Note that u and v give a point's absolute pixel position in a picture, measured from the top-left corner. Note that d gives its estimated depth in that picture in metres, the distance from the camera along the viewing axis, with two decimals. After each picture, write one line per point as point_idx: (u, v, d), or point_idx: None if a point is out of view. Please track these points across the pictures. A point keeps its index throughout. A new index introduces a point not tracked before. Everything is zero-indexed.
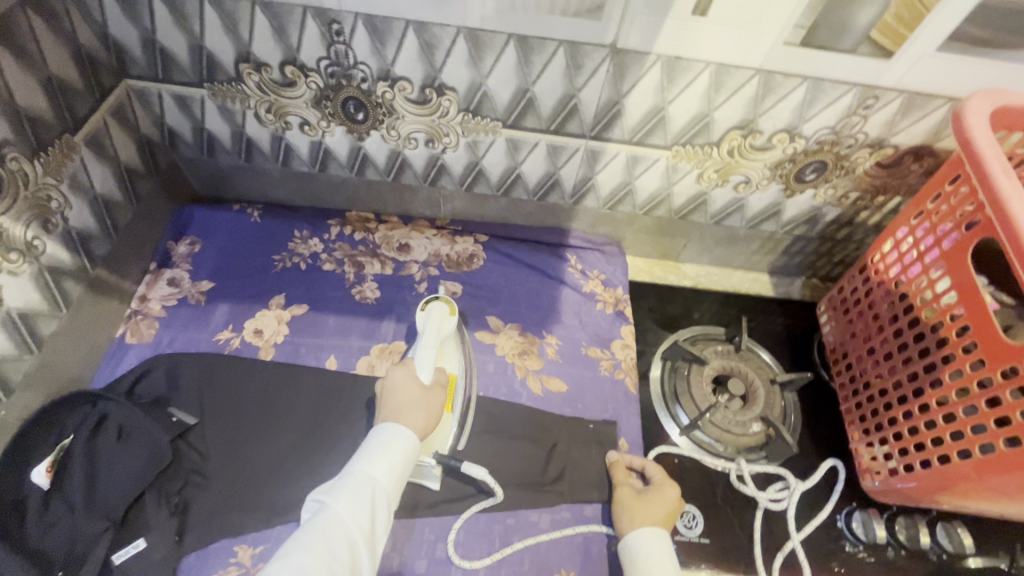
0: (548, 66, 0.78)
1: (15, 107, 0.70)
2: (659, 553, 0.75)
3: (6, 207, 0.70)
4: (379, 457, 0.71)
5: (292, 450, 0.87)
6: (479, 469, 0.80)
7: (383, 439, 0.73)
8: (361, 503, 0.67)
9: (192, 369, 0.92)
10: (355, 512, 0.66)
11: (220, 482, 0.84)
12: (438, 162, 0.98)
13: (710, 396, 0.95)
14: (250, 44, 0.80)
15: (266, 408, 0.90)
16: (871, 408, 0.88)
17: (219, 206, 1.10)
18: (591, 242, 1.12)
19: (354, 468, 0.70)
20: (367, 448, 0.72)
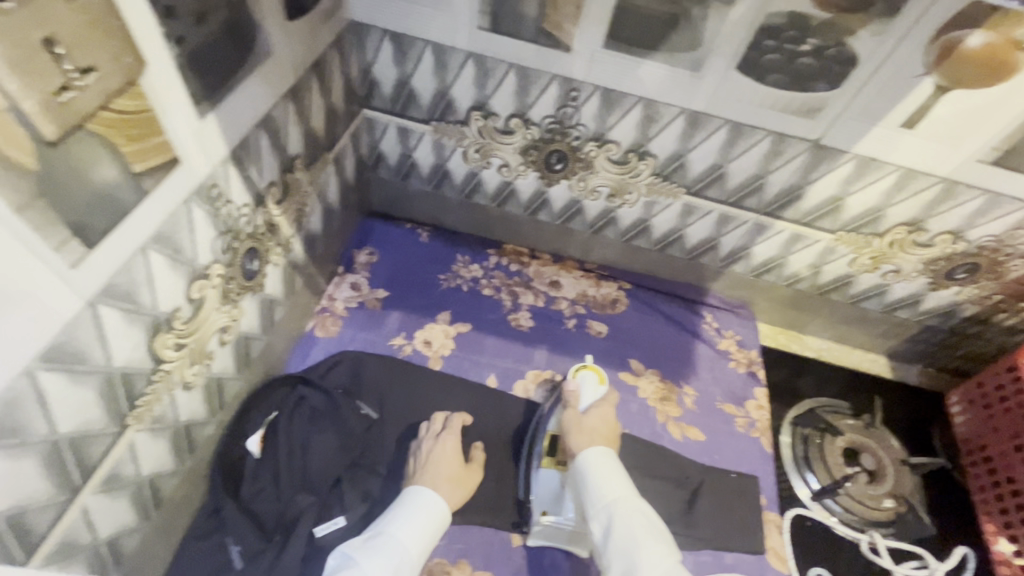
0: (750, 150, 0.88)
1: (309, 127, 0.82)
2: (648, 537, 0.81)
3: (285, 209, 0.82)
4: (610, 480, 0.77)
5: (460, 452, 0.96)
6: None
7: (597, 461, 0.79)
8: (641, 514, 0.74)
9: (374, 366, 1.02)
10: (644, 518, 0.73)
11: (396, 476, 0.92)
12: (610, 214, 1.09)
13: (842, 467, 1.01)
14: (490, 96, 0.92)
15: (436, 413, 0.99)
16: (1014, 503, 0.94)
17: (393, 223, 1.22)
18: (726, 303, 1.21)
19: (597, 489, 0.76)
20: (591, 476, 0.78)
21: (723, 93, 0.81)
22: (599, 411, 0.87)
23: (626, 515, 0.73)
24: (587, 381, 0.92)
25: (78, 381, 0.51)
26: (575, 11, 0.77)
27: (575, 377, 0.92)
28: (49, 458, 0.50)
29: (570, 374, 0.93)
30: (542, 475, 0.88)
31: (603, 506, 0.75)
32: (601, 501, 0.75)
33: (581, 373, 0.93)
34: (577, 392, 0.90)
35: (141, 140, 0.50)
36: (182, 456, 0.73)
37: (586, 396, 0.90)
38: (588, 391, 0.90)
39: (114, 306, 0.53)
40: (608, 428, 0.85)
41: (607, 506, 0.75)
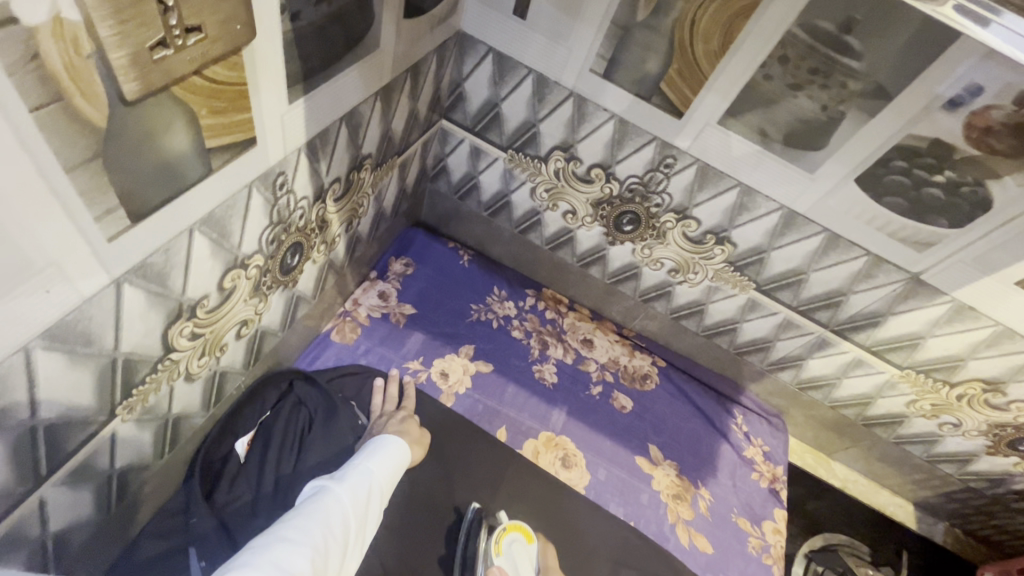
0: (839, 265, 0.82)
1: (387, 128, 0.76)
2: None
3: (341, 206, 0.76)
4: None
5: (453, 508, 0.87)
6: None
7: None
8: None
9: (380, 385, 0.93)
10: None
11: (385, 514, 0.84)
12: (666, 288, 1.02)
13: None
14: (579, 140, 0.86)
15: (437, 455, 0.91)
16: None
17: (437, 239, 1.16)
18: (761, 408, 1.13)
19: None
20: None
21: (831, 200, 0.75)
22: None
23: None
24: (516, 547, 0.81)
25: (77, 364, 0.44)
26: (700, 79, 0.71)
27: (506, 553, 0.80)
28: (21, 445, 0.43)
29: (495, 551, 0.79)
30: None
31: None
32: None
33: (509, 538, 0.82)
34: (508, 566, 0.78)
35: (223, 115, 0.44)
36: (162, 449, 0.65)
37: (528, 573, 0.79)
38: (519, 562, 0.80)
39: (141, 287, 0.46)
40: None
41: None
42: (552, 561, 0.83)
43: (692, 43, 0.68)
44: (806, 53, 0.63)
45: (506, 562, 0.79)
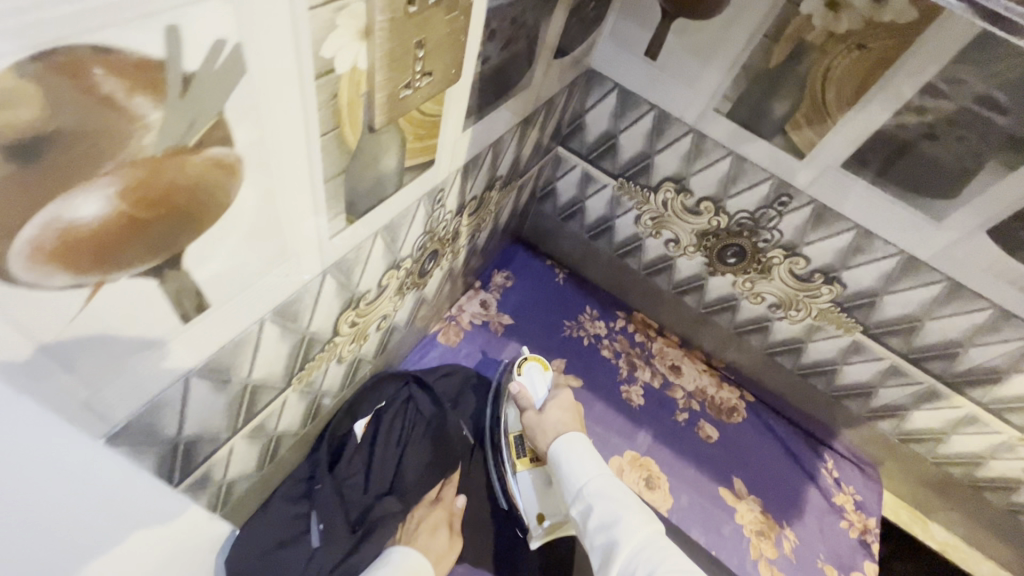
0: (960, 315, 0.80)
1: (519, 153, 0.84)
2: (585, 454, 0.70)
3: (471, 221, 0.84)
4: (585, 461, 0.68)
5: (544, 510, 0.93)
6: (581, 439, 0.72)
7: (569, 445, 0.71)
8: (617, 488, 0.65)
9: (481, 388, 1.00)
10: (629, 501, 0.64)
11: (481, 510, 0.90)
12: (764, 322, 1.02)
13: None
14: (692, 173, 0.90)
15: None
16: None
17: (536, 256, 1.23)
18: (855, 455, 1.09)
19: (579, 469, 0.68)
20: (566, 463, 0.69)
21: (958, 250, 0.74)
22: (557, 401, 0.81)
23: (606, 494, 0.64)
24: (533, 372, 0.88)
25: (284, 337, 0.53)
26: (827, 124, 0.73)
27: (525, 374, 0.87)
28: (235, 399, 0.52)
29: (515, 372, 0.88)
30: (520, 478, 0.83)
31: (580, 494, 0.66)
32: (581, 480, 0.67)
33: (527, 365, 0.88)
34: (527, 384, 0.86)
35: (422, 141, 0.52)
36: (307, 419, 0.75)
37: (539, 386, 0.86)
38: (537, 379, 0.87)
39: (336, 278, 0.55)
40: (572, 413, 0.79)
41: (582, 487, 0.66)
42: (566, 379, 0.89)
43: (823, 90, 0.71)
44: (944, 103, 0.65)
45: (524, 381, 0.86)
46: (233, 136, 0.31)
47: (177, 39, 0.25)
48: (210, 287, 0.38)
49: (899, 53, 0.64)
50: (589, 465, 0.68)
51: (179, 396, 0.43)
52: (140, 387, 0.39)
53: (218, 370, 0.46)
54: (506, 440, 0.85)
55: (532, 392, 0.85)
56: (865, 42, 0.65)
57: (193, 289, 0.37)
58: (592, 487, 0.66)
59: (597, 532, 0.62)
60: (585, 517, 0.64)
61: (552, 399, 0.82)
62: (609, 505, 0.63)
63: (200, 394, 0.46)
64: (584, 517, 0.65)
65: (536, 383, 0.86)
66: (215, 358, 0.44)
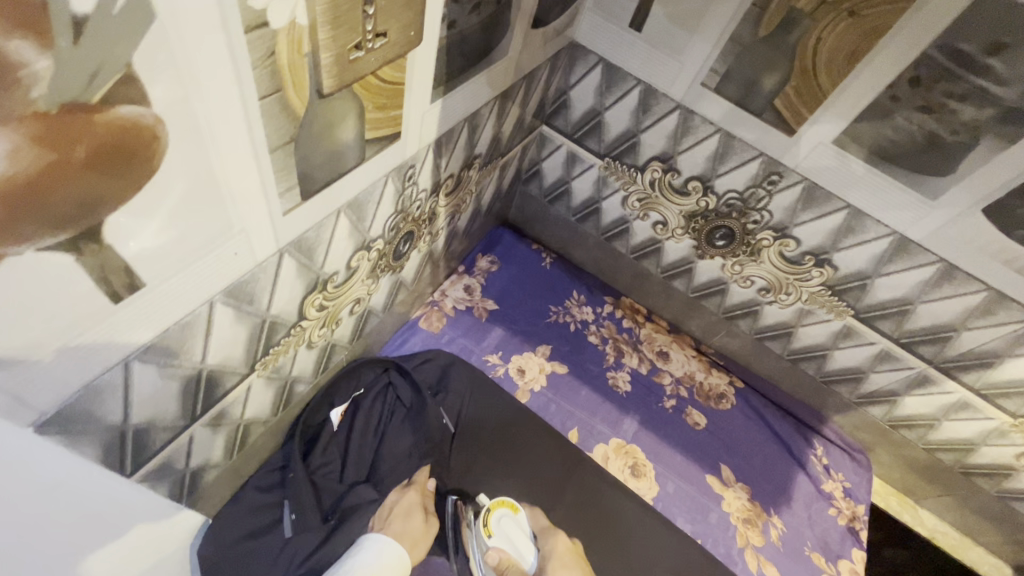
0: (954, 298, 0.78)
1: (499, 129, 0.81)
2: None
3: (449, 201, 0.81)
4: None
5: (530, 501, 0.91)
6: None
7: None
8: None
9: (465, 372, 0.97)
10: None
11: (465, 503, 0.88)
12: (753, 306, 1.00)
13: None
14: (680, 152, 0.87)
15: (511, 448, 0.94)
16: None
17: (522, 240, 1.20)
18: (845, 442, 1.08)
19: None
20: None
21: (952, 230, 0.72)
22: (553, 565, 0.78)
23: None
24: (506, 523, 0.81)
25: (241, 319, 0.50)
26: (818, 97, 0.70)
27: (498, 533, 0.79)
28: (188, 385, 0.50)
29: (488, 534, 0.79)
30: None
31: None
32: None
33: (496, 517, 0.80)
34: (504, 543, 0.79)
35: (383, 110, 0.49)
36: (278, 407, 0.72)
37: (521, 542, 0.80)
38: (514, 534, 0.80)
39: (295, 258, 0.52)
40: (571, 566, 0.79)
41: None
42: (540, 520, 0.87)
43: (815, 62, 0.67)
44: (940, 74, 0.61)
45: (502, 542, 0.79)
46: (148, 94, 0.28)
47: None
48: (141, 266, 0.36)
49: (895, 20, 0.60)
50: None
51: (119, 382, 0.41)
52: (69, 373, 0.36)
53: (165, 355, 0.44)
54: None
55: (514, 550, 0.79)
56: (859, 9, 0.61)
57: (120, 267, 0.34)
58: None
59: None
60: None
61: (547, 555, 0.80)
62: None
63: (147, 381, 0.44)
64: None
65: (517, 536, 0.80)
66: (158, 342, 0.42)
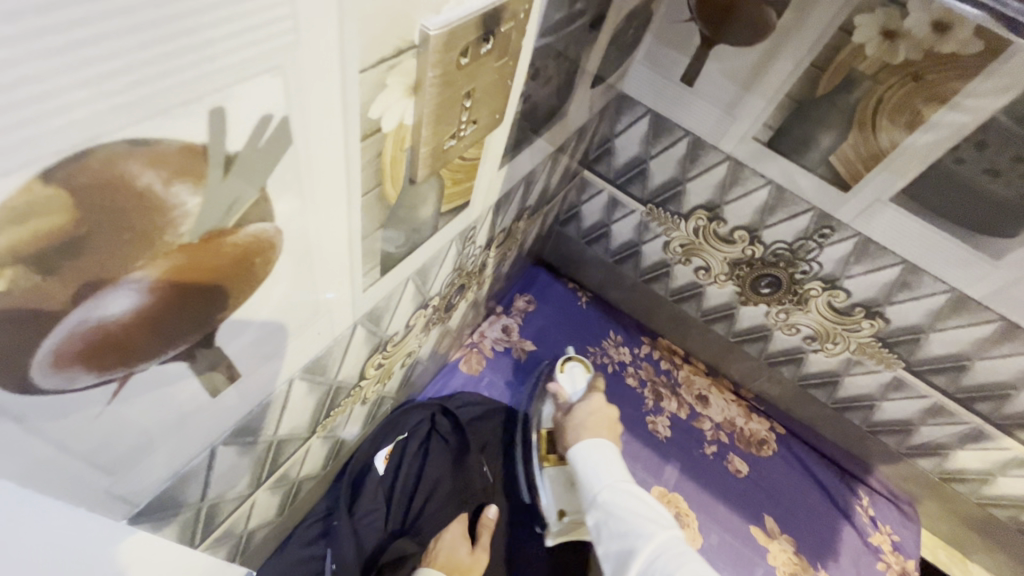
0: (1015, 356, 0.76)
1: (549, 181, 0.81)
2: (600, 463, 0.74)
3: (497, 253, 0.81)
4: (602, 471, 0.73)
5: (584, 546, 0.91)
6: (602, 452, 0.75)
7: (590, 452, 0.76)
8: (634, 492, 0.69)
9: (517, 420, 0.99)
10: (639, 502, 0.68)
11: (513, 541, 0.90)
12: (797, 353, 0.98)
13: None
14: (727, 202, 0.87)
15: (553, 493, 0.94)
16: None
17: (558, 279, 1.21)
18: (891, 492, 1.05)
19: (602, 473, 0.73)
20: (592, 462, 0.74)
21: (1016, 290, 0.70)
22: (588, 404, 0.85)
23: (620, 508, 0.67)
24: (575, 371, 0.94)
25: (312, 390, 0.50)
26: (877, 156, 0.70)
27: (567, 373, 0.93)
28: (259, 457, 0.49)
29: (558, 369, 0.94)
30: (546, 476, 0.87)
31: (604, 494, 0.70)
32: (600, 483, 0.71)
33: (569, 364, 0.95)
34: (565, 381, 0.92)
35: (461, 185, 0.49)
36: (328, 461, 0.72)
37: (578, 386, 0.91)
38: (577, 378, 0.92)
39: (366, 327, 0.52)
40: (603, 416, 0.83)
41: (607, 485, 0.71)
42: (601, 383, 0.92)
43: (875, 122, 0.67)
44: (1011, 139, 0.60)
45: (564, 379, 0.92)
46: (273, 210, 0.29)
47: (139, 117, 0.20)
48: (242, 359, 0.36)
49: (963, 86, 0.60)
50: (608, 478, 0.72)
51: (203, 466, 0.41)
52: (163, 464, 0.36)
53: (243, 433, 0.43)
54: (539, 436, 0.89)
55: (571, 388, 0.90)
56: (923, 74, 0.61)
57: (224, 364, 0.34)
58: (615, 487, 0.70)
59: (609, 538, 0.66)
60: (600, 521, 0.68)
61: (585, 401, 0.86)
62: (624, 509, 0.67)
63: (226, 460, 0.43)
64: (596, 520, 0.69)
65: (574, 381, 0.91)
66: (242, 423, 0.42)
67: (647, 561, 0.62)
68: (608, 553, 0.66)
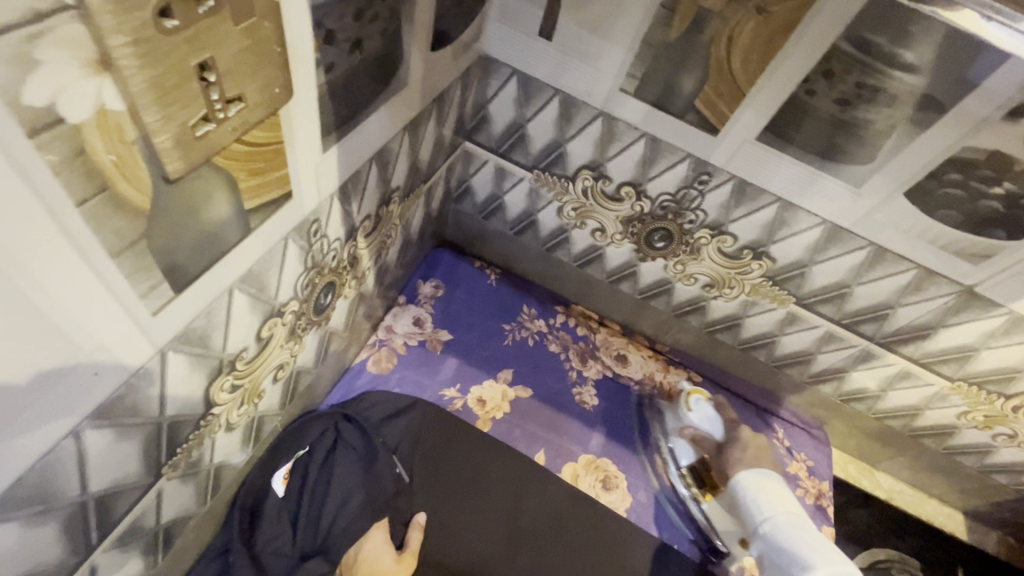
0: (886, 279, 0.79)
1: (415, 158, 0.75)
2: (768, 493, 0.77)
3: (369, 243, 0.74)
4: (765, 499, 0.76)
5: (515, 521, 0.88)
6: (772, 484, 0.78)
7: (749, 483, 0.79)
8: (808, 529, 0.71)
9: (432, 414, 0.93)
10: (826, 544, 0.69)
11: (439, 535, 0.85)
12: (699, 302, 0.99)
13: None
14: (609, 159, 0.84)
15: (473, 473, 0.90)
16: None
17: (463, 258, 1.14)
18: (801, 420, 1.09)
19: (764, 505, 0.76)
20: (752, 494, 0.77)
21: (878, 215, 0.72)
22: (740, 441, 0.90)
23: (786, 537, 0.70)
24: (701, 404, 0.97)
25: (124, 436, 0.43)
26: (738, 96, 0.68)
27: (697, 411, 0.96)
28: (70, 520, 0.43)
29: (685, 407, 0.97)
30: (705, 508, 0.94)
31: (769, 529, 0.73)
32: (762, 514, 0.75)
33: (694, 399, 0.98)
34: (699, 421, 0.96)
35: (262, 175, 0.42)
36: (205, 497, 0.65)
37: (712, 420, 0.95)
38: (705, 412, 0.96)
39: (184, 353, 0.45)
40: (750, 449, 0.86)
41: (771, 518, 0.74)
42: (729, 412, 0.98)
43: (729, 61, 0.66)
44: (853, 65, 0.60)
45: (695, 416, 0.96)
46: None
47: None
48: None
49: (802, 14, 0.59)
50: (790, 511, 0.74)
51: None
52: None
53: (26, 504, 0.37)
54: (680, 472, 0.97)
55: (707, 425, 0.95)
56: (765, 6, 0.60)
57: None
58: (781, 521, 0.73)
59: (773, 570, 0.69)
60: (766, 552, 0.72)
61: (735, 438, 0.90)
62: (791, 542, 0.69)
63: (3, 538, 0.37)
64: (763, 551, 0.72)
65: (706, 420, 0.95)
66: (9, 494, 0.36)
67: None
68: None
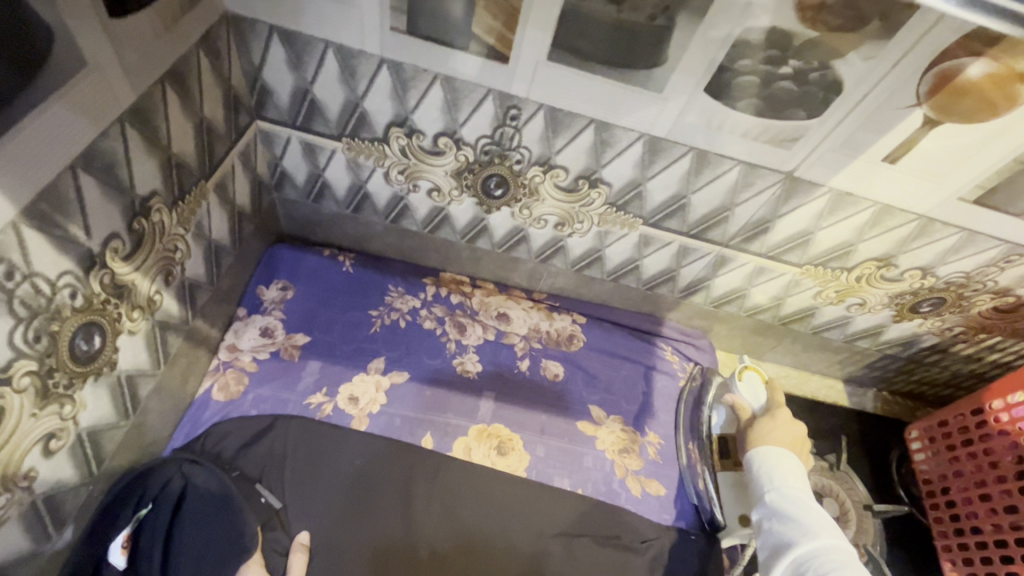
0: (715, 180, 0.77)
1: (169, 153, 0.63)
2: (782, 467, 0.70)
3: (138, 266, 0.62)
4: (780, 468, 0.70)
5: (409, 510, 0.83)
6: (790, 460, 0.71)
7: (768, 451, 0.73)
8: (818, 507, 0.65)
9: (297, 429, 0.85)
10: (830, 523, 0.64)
11: (327, 550, 0.78)
12: (558, 243, 0.95)
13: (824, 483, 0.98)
14: (413, 111, 0.75)
15: (352, 476, 0.84)
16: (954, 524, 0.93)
17: (308, 249, 1.03)
18: (685, 333, 1.10)
19: (774, 474, 0.69)
20: (766, 463, 0.71)
21: (687, 117, 0.69)
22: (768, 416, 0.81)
23: (793, 509, 0.65)
24: (753, 380, 0.90)
25: None
26: (512, 14, 0.61)
27: (745, 383, 0.90)
28: None
29: (735, 378, 0.91)
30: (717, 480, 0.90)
31: (775, 499, 0.67)
32: (771, 485, 0.69)
33: (746, 374, 0.91)
34: (743, 392, 0.88)
35: None
36: None
37: (757, 395, 0.88)
38: (757, 390, 0.88)
39: None
40: (785, 431, 0.77)
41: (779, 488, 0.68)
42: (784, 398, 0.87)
43: None
44: None
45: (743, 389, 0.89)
46: None
47: None
48: None
49: None
50: (803, 492, 0.67)
51: None
52: None
53: None
54: (707, 441, 0.94)
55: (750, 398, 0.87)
56: None
57: None
58: (791, 493, 0.67)
59: (771, 536, 0.65)
60: (767, 517, 0.67)
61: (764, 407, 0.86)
62: (798, 514, 0.64)
63: None
64: (763, 517, 0.68)
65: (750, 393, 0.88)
66: None
67: (802, 561, 0.61)
68: (764, 546, 0.65)
